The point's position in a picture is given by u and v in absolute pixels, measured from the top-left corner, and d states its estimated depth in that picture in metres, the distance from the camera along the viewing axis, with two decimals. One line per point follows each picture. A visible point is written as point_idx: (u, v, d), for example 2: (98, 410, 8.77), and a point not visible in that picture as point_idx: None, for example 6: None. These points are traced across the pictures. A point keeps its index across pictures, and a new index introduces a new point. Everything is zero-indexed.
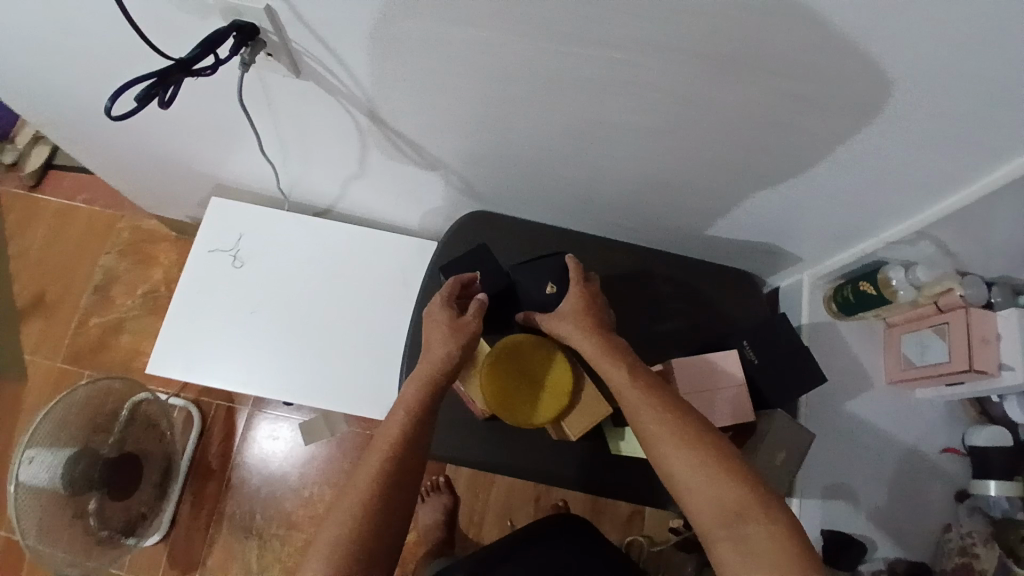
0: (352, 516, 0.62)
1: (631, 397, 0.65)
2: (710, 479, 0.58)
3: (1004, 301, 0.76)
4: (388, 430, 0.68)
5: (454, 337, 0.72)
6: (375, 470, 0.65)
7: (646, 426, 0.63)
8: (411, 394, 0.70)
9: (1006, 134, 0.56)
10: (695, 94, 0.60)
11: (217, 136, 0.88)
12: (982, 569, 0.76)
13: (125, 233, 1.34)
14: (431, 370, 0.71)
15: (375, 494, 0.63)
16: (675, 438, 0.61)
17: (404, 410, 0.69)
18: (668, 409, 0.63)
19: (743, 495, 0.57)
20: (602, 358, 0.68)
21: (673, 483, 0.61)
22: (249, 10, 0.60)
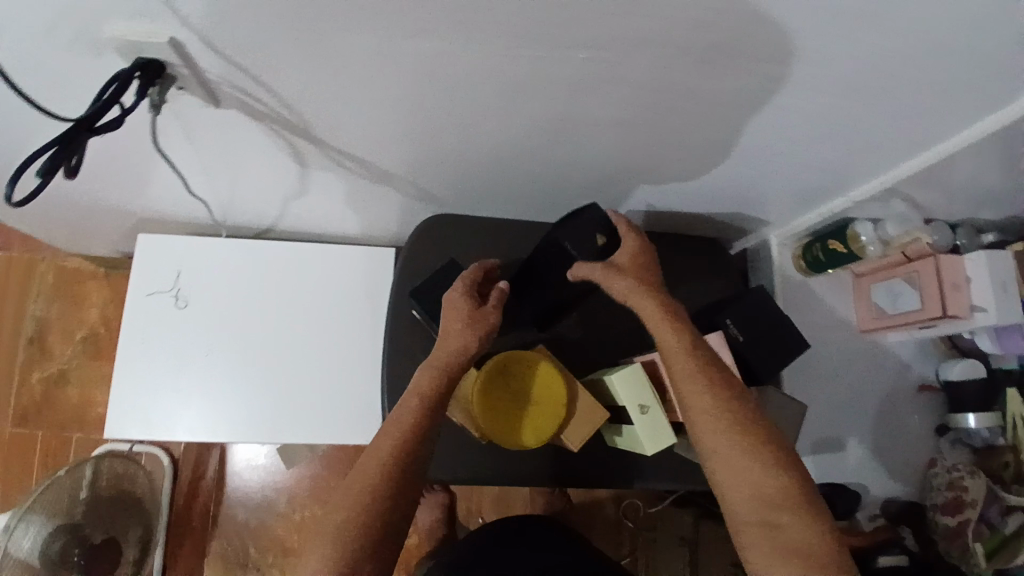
0: (358, 514, 0.59)
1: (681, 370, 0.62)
2: (752, 468, 0.58)
3: (969, 243, 0.78)
4: (399, 418, 0.63)
5: (474, 326, 0.67)
6: (384, 455, 0.61)
7: (692, 407, 0.61)
8: (425, 378, 0.64)
9: (974, 90, 0.55)
10: (659, 84, 0.57)
11: (138, 174, 0.80)
12: (972, 500, 0.82)
13: (48, 274, 1.23)
14: (447, 357, 0.65)
15: (381, 485, 0.60)
16: (722, 425, 0.60)
17: (417, 394, 0.64)
18: (719, 390, 0.61)
19: (786, 489, 0.57)
20: (658, 326, 0.64)
21: (711, 467, 0.60)
22: (152, 47, 0.52)
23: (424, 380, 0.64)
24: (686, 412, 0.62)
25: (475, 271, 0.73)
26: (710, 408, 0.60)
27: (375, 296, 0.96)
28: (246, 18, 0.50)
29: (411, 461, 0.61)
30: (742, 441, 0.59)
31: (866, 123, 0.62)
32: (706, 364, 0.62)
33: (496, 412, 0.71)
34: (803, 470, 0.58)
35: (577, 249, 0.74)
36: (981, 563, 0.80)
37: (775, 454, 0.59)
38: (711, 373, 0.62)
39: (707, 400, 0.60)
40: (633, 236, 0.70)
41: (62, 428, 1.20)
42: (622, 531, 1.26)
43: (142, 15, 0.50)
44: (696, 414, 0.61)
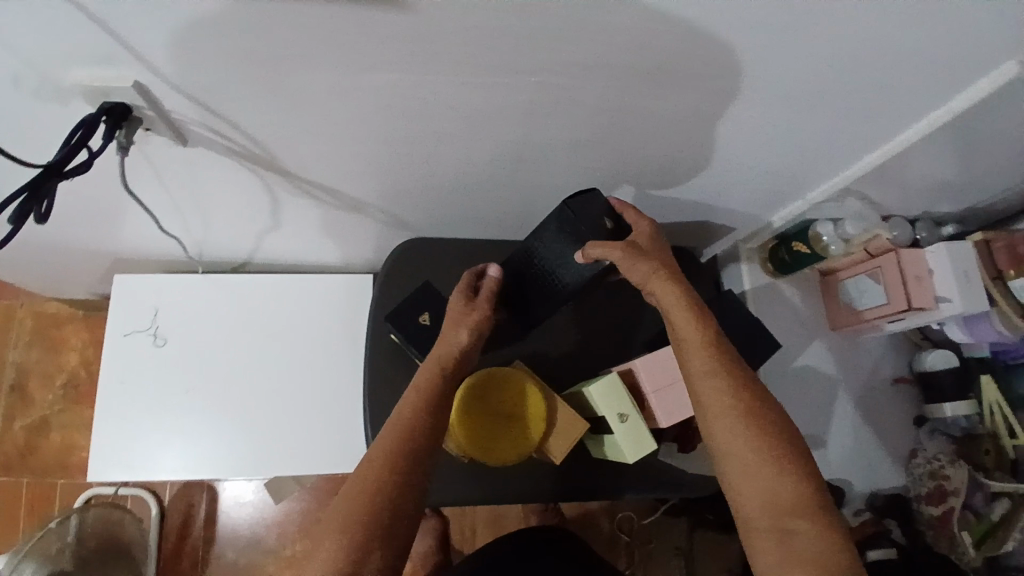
0: (365, 517, 0.60)
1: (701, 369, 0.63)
2: (766, 472, 0.59)
3: (930, 236, 0.80)
4: (404, 415, 0.65)
5: (466, 321, 0.70)
6: (389, 451, 0.63)
7: (711, 408, 0.62)
8: (430, 370, 0.68)
9: (913, 91, 0.58)
10: (614, 104, 0.59)
11: (111, 216, 0.81)
12: (955, 488, 0.83)
13: (26, 320, 1.22)
14: (444, 352, 0.69)
15: (386, 481, 0.61)
16: (741, 429, 0.60)
17: (418, 397, 0.66)
18: (739, 393, 0.61)
19: (799, 496, 0.58)
20: (681, 320, 0.64)
21: (727, 470, 0.61)
22: (117, 91, 0.54)
23: (422, 382, 0.67)
24: (706, 414, 0.62)
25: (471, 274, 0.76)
26: (730, 411, 0.61)
27: (354, 323, 0.97)
28: (208, 59, 0.51)
29: (415, 462, 0.63)
30: (761, 446, 0.59)
31: (815, 128, 0.64)
32: (728, 367, 0.62)
33: (482, 435, 0.73)
34: (821, 478, 0.59)
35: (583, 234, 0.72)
36: (969, 550, 0.82)
37: (793, 460, 0.59)
38: (733, 377, 0.62)
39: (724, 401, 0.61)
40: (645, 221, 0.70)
41: (46, 476, 1.18)
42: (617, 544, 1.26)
43: (106, 61, 0.51)
44: (716, 416, 0.61)
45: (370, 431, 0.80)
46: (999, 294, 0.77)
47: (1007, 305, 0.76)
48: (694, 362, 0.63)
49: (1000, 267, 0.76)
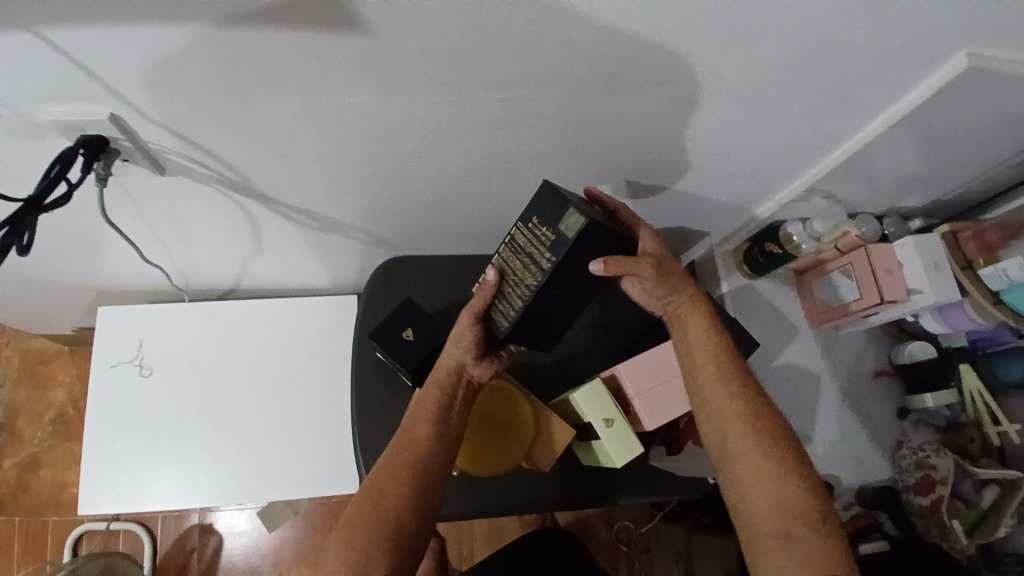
0: (379, 547, 0.62)
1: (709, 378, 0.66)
2: (774, 478, 0.61)
3: (898, 230, 0.81)
4: (412, 429, 0.68)
5: (461, 340, 0.68)
6: (398, 460, 0.66)
7: (721, 415, 0.64)
8: (432, 390, 0.69)
9: (867, 89, 0.60)
10: (578, 115, 0.61)
11: (93, 247, 0.81)
12: (942, 478, 0.81)
13: (13, 357, 1.22)
14: (442, 370, 0.69)
15: (394, 487, 0.64)
16: (751, 436, 0.63)
17: (427, 420, 0.67)
18: (748, 403, 0.64)
19: (807, 500, 0.60)
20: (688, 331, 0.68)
21: (736, 476, 0.63)
22: (93, 123, 0.55)
23: (431, 404, 0.68)
24: (713, 423, 0.65)
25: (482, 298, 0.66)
26: (742, 419, 0.63)
27: (339, 343, 0.98)
28: (181, 90, 0.53)
29: (425, 487, 0.66)
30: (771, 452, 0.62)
31: (775, 130, 0.66)
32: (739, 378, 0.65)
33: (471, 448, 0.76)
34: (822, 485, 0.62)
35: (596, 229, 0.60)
36: (962, 540, 0.79)
37: (799, 467, 0.62)
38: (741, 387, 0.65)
39: (732, 409, 0.64)
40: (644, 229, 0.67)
41: (37, 514, 1.18)
42: (617, 554, 1.26)
43: (82, 96, 0.52)
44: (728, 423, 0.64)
45: (358, 450, 0.81)
46: (970, 283, 0.77)
47: (977, 292, 0.76)
48: (701, 373, 0.66)
49: (969, 256, 0.77)
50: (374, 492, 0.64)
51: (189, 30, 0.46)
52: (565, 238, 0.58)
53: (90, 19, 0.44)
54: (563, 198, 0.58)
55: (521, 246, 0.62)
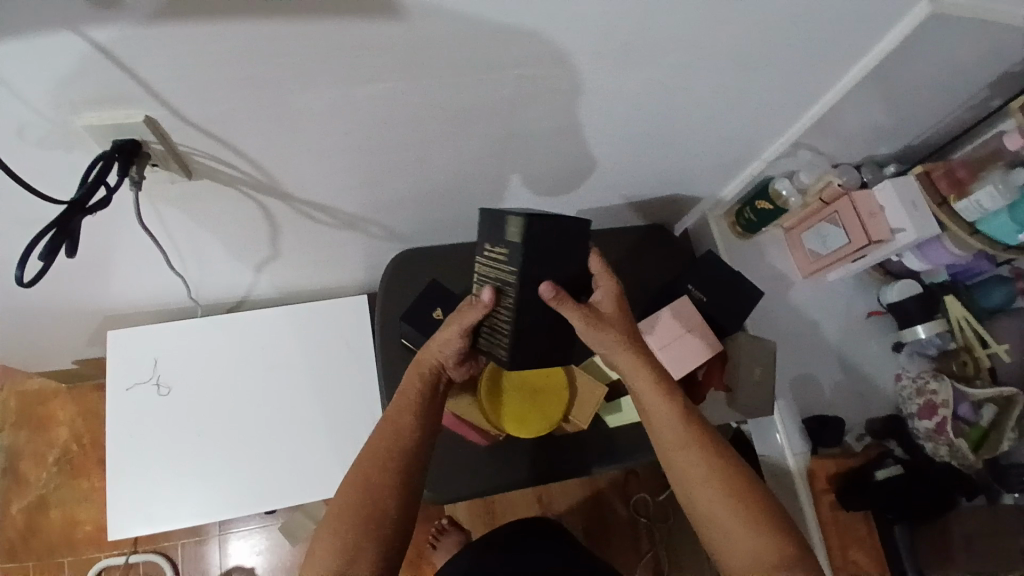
0: (365, 537, 0.63)
1: (670, 438, 0.65)
2: (745, 531, 0.61)
3: (875, 176, 0.88)
4: (395, 417, 0.68)
5: (451, 344, 0.69)
6: (382, 451, 0.67)
7: (688, 472, 0.64)
8: (414, 384, 0.70)
9: (846, 46, 0.65)
10: (588, 88, 0.65)
11: (107, 267, 0.81)
12: (943, 401, 0.87)
13: (10, 401, 1.19)
14: (427, 364, 0.70)
15: (381, 475, 0.65)
16: (716, 494, 0.63)
17: (410, 411, 0.68)
18: (713, 455, 0.64)
19: (779, 551, 0.60)
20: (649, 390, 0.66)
21: (710, 533, 0.63)
22: (128, 128, 0.56)
23: (413, 395, 0.69)
24: (682, 480, 0.65)
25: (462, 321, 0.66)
26: (710, 473, 0.63)
27: (354, 344, 0.99)
28: (216, 87, 0.55)
29: (413, 478, 0.67)
30: (741, 511, 0.62)
31: (765, 92, 0.71)
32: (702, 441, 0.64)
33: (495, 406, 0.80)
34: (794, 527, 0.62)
35: (536, 257, 0.63)
36: (969, 455, 0.85)
37: (768, 518, 0.62)
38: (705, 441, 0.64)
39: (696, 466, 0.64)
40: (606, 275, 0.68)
41: (50, 556, 1.15)
42: (638, 528, 1.29)
43: (117, 100, 0.54)
44: (695, 484, 0.63)
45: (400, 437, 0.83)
46: (948, 218, 0.83)
47: (955, 225, 0.83)
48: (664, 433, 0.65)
49: (942, 193, 0.83)
50: (361, 481, 0.65)
51: (230, 23, 0.48)
52: (514, 244, 0.62)
53: (140, 21, 0.46)
54: (503, 214, 0.62)
55: (491, 266, 0.65)
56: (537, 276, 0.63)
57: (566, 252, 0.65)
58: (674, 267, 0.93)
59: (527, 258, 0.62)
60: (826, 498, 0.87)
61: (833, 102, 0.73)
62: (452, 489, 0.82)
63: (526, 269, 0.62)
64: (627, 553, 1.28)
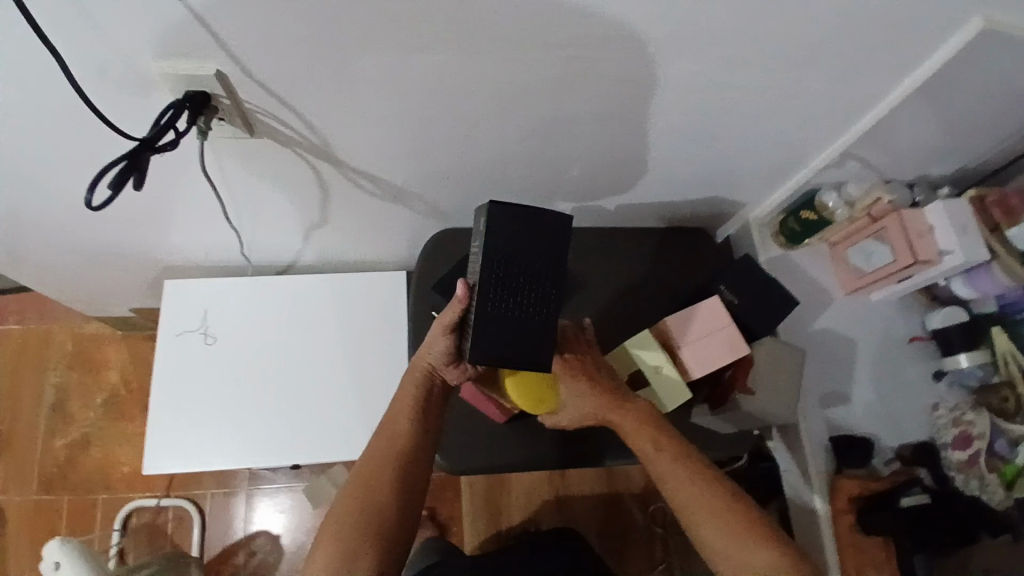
0: (367, 538, 0.68)
1: (663, 469, 0.71)
2: (744, 546, 0.68)
3: (927, 196, 0.85)
4: (391, 424, 0.74)
5: (433, 347, 0.72)
6: (377, 456, 0.72)
7: (681, 494, 0.71)
8: (409, 388, 0.75)
9: (902, 56, 0.64)
10: (636, 76, 0.66)
11: (165, 216, 0.87)
12: (979, 433, 0.85)
13: (68, 342, 1.27)
14: (418, 370, 0.75)
15: (376, 478, 0.71)
16: (713, 513, 0.69)
17: (408, 415, 0.74)
18: (700, 475, 0.71)
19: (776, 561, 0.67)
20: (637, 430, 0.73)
21: (714, 553, 0.69)
22: (199, 79, 0.60)
23: (408, 400, 0.74)
24: (680, 506, 0.71)
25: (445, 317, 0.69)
26: (701, 494, 0.70)
27: (390, 317, 1.02)
28: (280, 46, 0.58)
29: (408, 478, 0.72)
30: (737, 525, 0.69)
31: (815, 98, 0.71)
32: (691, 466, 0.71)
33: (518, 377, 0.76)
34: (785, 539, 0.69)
35: (500, 242, 0.64)
36: (1002, 493, 0.83)
37: (763, 532, 0.69)
38: (692, 462, 0.72)
39: (690, 491, 0.70)
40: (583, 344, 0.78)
41: (86, 493, 1.22)
42: (653, 537, 1.27)
43: (191, 52, 0.58)
44: (693, 506, 0.70)
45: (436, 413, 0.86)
46: (998, 245, 0.81)
47: (1005, 252, 0.81)
48: (656, 464, 0.72)
49: (996, 220, 0.81)
50: (361, 485, 0.71)
51: None
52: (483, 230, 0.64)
53: None
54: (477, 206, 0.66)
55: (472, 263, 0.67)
56: (500, 262, 0.64)
57: (536, 238, 0.65)
58: (711, 269, 0.93)
59: (493, 240, 0.64)
60: (845, 519, 0.86)
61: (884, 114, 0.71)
62: (465, 460, 0.85)
63: (490, 250, 0.64)
64: (640, 559, 1.26)
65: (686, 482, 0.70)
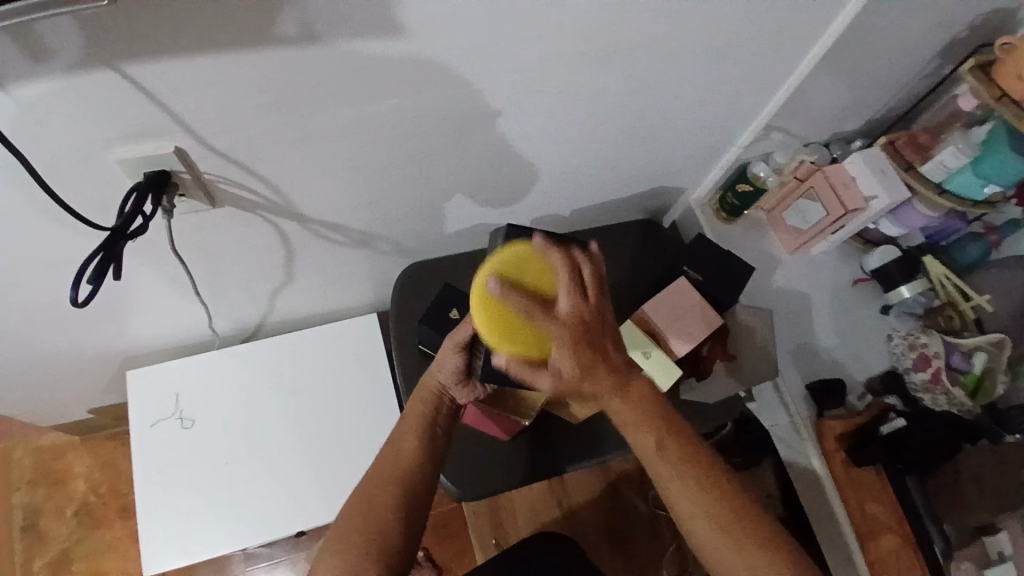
0: (367, 556, 0.64)
1: (658, 462, 0.62)
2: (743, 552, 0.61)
3: (844, 152, 0.94)
4: (402, 439, 0.72)
5: (446, 363, 0.73)
6: (386, 470, 0.70)
7: (675, 494, 0.63)
8: (418, 405, 0.75)
9: (805, 32, 0.72)
10: (580, 89, 0.71)
11: (126, 302, 0.84)
12: (934, 352, 0.94)
13: (24, 459, 1.19)
14: (429, 390, 0.76)
15: (385, 492, 0.68)
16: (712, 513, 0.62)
17: (413, 432, 0.73)
18: (702, 478, 0.62)
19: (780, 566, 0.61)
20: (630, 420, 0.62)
21: (707, 555, 0.62)
22: (159, 158, 0.60)
23: (417, 418, 0.74)
24: (674, 503, 0.63)
25: (460, 334, 0.71)
26: (706, 502, 0.62)
27: (370, 361, 1.01)
28: (242, 114, 0.59)
29: (416, 495, 0.70)
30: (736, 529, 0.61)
31: (736, 82, 0.78)
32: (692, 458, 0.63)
33: (519, 264, 0.58)
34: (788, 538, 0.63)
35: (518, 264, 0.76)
36: (965, 401, 0.93)
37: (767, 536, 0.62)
38: (695, 463, 0.63)
39: (684, 490, 0.62)
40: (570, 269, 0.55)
41: None
42: (658, 521, 1.31)
43: (151, 133, 0.58)
44: (688, 505, 0.62)
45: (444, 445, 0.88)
46: (916, 182, 0.91)
47: (924, 187, 0.90)
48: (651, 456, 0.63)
49: (908, 159, 0.91)
50: (366, 500, 0.68)
51: (259, 51, 0.53)
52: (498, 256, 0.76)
53: (174, 56, 0.51)
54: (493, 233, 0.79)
55: None
56: None
57: None
58: (669, 254, 0.99)
59: None
60: (838, 457, 0.98)
61: (798, 83, 0.79)
62: (485, 484, 0.87)
63: None
64: (650, 544, 1.30)
65: (682, 478, 0.62)
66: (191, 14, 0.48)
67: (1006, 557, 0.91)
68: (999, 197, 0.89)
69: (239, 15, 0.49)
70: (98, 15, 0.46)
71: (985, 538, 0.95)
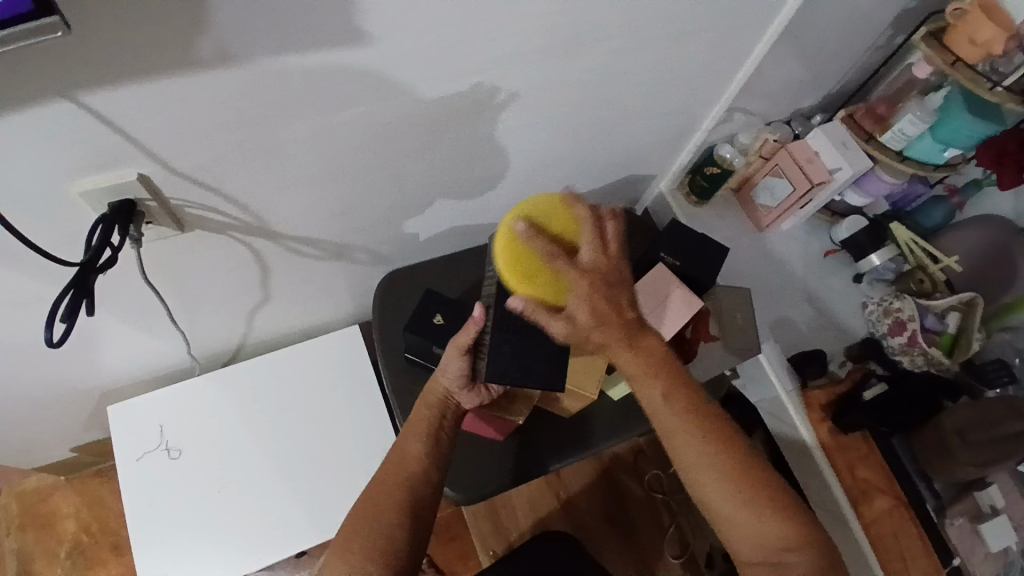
0: (372, 559, 0.64)
1: (669, 421, 0.64)
2: (752, 515, 0.62)
3: (806, 128, 0.95)
4: (405, 448, 0.72)
5: (451, 360, 0.73)
6: (389, 478, 0.70)
7: (684, 449, 0.64)
8: (422, 412, 0.75)
9: (756, 14, 0.73)
10: (541, 86, 0.71)
11: (99, 335, 0.83)
12: (909, 316, 0.96)
13: (11, 503, 1.17)
14: (435, 396, 0.76)
15: (388, 500, 0.68)
16: (721, 466, 0.63)
17: (418, 438, 0.73)
18: (709, 434, 0.64)
19: (786, 529, 0.62)
20: (642, 381, 0.64)
21: (714, 510, 0.64)
22: (121, 188, 0.59)
23: (420, 426, 0.74)
24: (682, 459, 0.65)
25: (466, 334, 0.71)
26: (713, 459, 0.63)
27: (356, 373, 1.00)
28: (202, 136, 0.58)
29: (418, 502, 0.69)
30: (742, 488, 0.63)
31: (694, 67, 0.79)
32: (698, 414, 0.64)
33: (546, 216, 0.66)
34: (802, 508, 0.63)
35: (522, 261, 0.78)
36: (943, 360, 0.95)
37: (779, 497, 0.63)
38: (701, 416, 0.64)
39: (693, 447, 0.64)
40: (596, 224, 0.63)
41: None
42: (655, 503, 1.32)
43: (111, 163, 0.57)
44: (697, 460, 0.64)
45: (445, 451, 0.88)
46: (878, 151, 0.92)
47: (887, 156, 0.92)
48: (664, 414, 0.64)
49: (868, 130, 0.93)
50: (367, 508, 0.67)
51: (216, 69, 0.52)
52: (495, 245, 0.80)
53: (122, 83, 0.50)
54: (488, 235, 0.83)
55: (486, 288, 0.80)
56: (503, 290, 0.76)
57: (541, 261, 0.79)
58: (642, 241, 1.00)
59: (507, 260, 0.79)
60: (824, 426, 0.97)
61: (756, 65, 0.80)
62: (480, 487, 0.87)
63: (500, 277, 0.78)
64: (649, 527, 1.30)
65: (691, 437, 0.64)
66: (140, 36, 0.47)
67: (998, 510, 0.98)
68: (958, 160, 0.91)
69: (189, 35, 0.48)
70: (47, 46, 0.45)
71: (976, 493, 1.00)
